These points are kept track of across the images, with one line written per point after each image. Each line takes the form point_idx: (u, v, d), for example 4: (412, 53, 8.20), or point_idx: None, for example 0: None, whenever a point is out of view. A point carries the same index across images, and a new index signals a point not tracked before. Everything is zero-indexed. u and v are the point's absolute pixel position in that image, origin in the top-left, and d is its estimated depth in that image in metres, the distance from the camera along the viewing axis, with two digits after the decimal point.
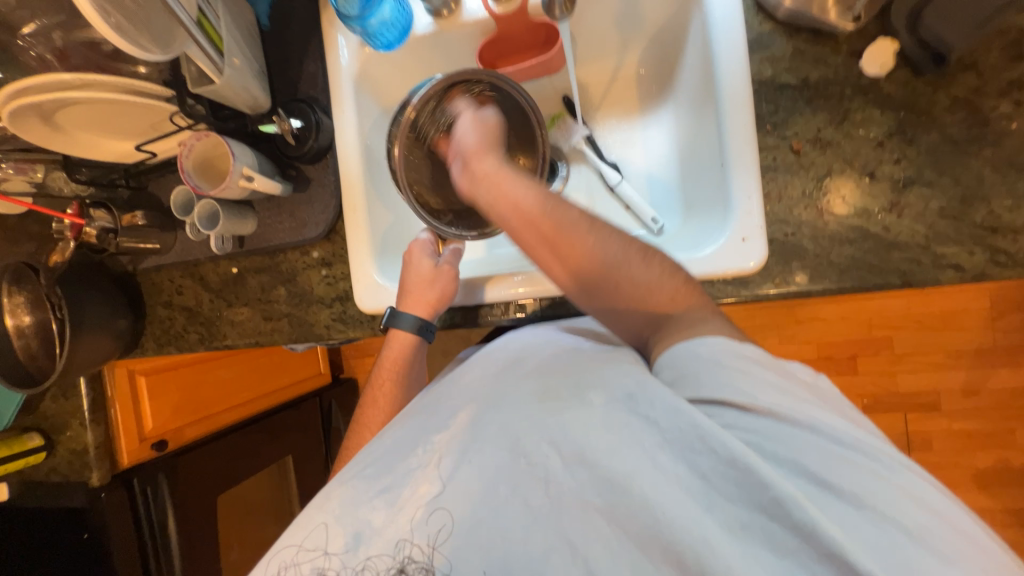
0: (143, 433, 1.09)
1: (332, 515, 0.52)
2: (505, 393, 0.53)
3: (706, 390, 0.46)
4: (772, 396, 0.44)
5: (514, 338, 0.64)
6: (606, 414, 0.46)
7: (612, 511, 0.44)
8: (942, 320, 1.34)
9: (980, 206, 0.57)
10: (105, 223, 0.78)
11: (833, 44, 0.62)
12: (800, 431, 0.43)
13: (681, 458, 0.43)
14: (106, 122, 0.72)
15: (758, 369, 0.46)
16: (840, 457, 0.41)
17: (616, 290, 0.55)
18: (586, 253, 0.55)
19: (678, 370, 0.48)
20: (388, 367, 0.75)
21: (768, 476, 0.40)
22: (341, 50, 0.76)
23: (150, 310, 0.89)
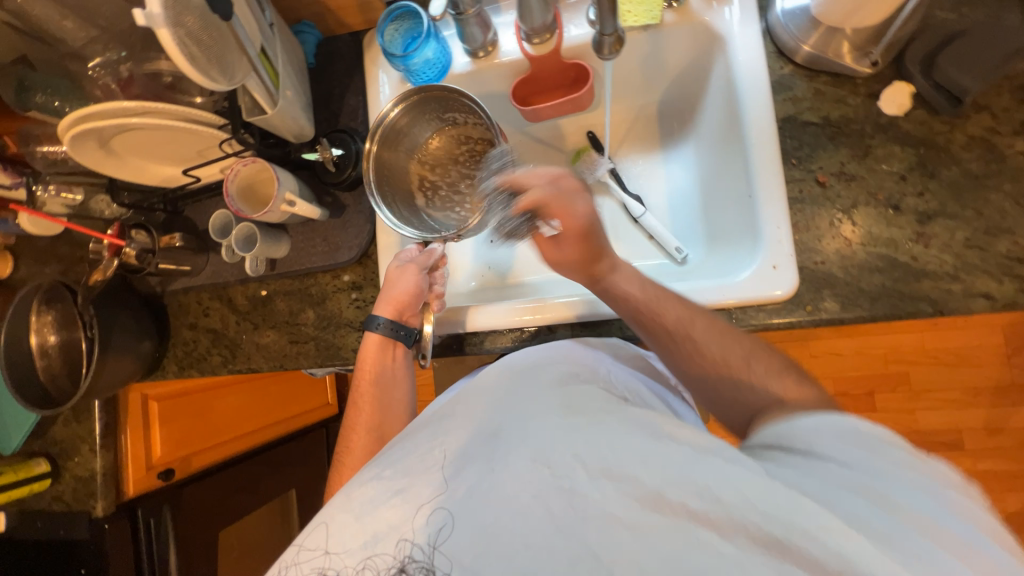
0: (150, 462, 1.04)
1: (348, 513, 0.51)
2: (527, 409, 0.53)
3: (790, 439, 0.45)
4: (849, 448, 0.41)
5: (533, 351, 0.63)
6: (632, 432, 0.46)
7: (636, 526, 0.41)
8: (959, 356, 1.34)
9: (1005, 238, 0.59)
10: (144, 244, 0.79)
11: (851, 86, 0.66)
12: (885, 488, 0.38)
13: (710, 476, 0.41)
14: (156, 148, 0.75)
15: (876, 445, 0.41)
16: (926, 520, 0.36)
17: (713, 377, 0.57)
18: (675, 335, 0.59)
19: (791, 432, 0.45)
20: (364, 369, 0.73)
21: (807, 502, 0.38)
22: (382, 87, 0.81)
23: (174, 332, 0.89)
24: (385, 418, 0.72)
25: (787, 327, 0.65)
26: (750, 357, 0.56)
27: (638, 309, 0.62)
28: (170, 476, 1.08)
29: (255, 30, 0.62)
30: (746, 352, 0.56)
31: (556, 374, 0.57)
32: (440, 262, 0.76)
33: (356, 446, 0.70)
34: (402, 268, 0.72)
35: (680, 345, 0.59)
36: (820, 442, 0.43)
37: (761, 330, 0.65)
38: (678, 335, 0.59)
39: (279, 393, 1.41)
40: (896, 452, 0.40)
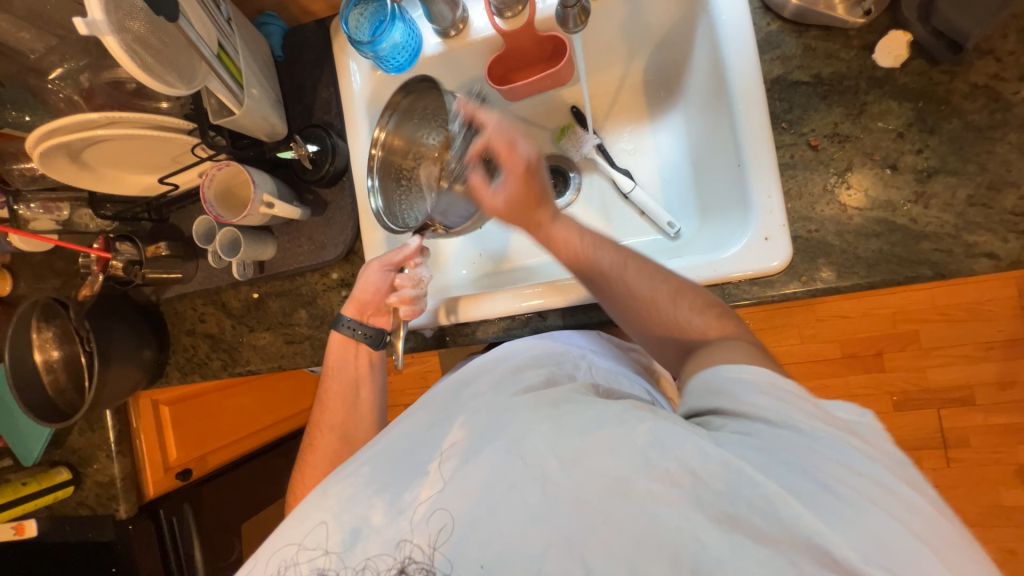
0: (167, 463, 1.08)
1: (327, 512, 0.51)
2: (500, 404, 0.54)
3: (732, 405, 0.45)
4: (788, 412, 0.43)
5: (505, 349, 0.67)
6: (596, 418, 0.47)
7: (606, 514, 0.42)
8: (968, 311, 1.31)
9: (1010, 192, 0.56)
10: (131, 255, 0.80)
11: (844, 39, 0.62)
12: (811, 443, 0.41)
13: (673, 456, 0.42)
14: (131, 158, 0.74)
15: (794, 395, 0.44)
16: (846, 468, 0.39)
17: (643, 315, 0.59)
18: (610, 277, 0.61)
19: (713, 382, 0.47)
20: (331, 369, 0.75)
21: (755, 475, 0.39)
22: (353, 76, 0.78)
23: (174, 339, 0.90)
24: (350, 416, 0.75)
25: (783, 300, 0.63)
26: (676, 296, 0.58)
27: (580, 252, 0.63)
28: (187, 476, 1.12)
29: (209, 28, 0.59)
30: (672, 292, 0.58)
31: (529, 375, 0.58)
32: (411, 258, 0.71)
33: (321, 443, 0.73)
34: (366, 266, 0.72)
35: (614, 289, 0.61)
36: (758, 406, 0.44)
37: (755, 304, 0.64)
38: (613, 278, 0.61)
39: (287, 389, 1.43)
40: (826, 418, 0.42)
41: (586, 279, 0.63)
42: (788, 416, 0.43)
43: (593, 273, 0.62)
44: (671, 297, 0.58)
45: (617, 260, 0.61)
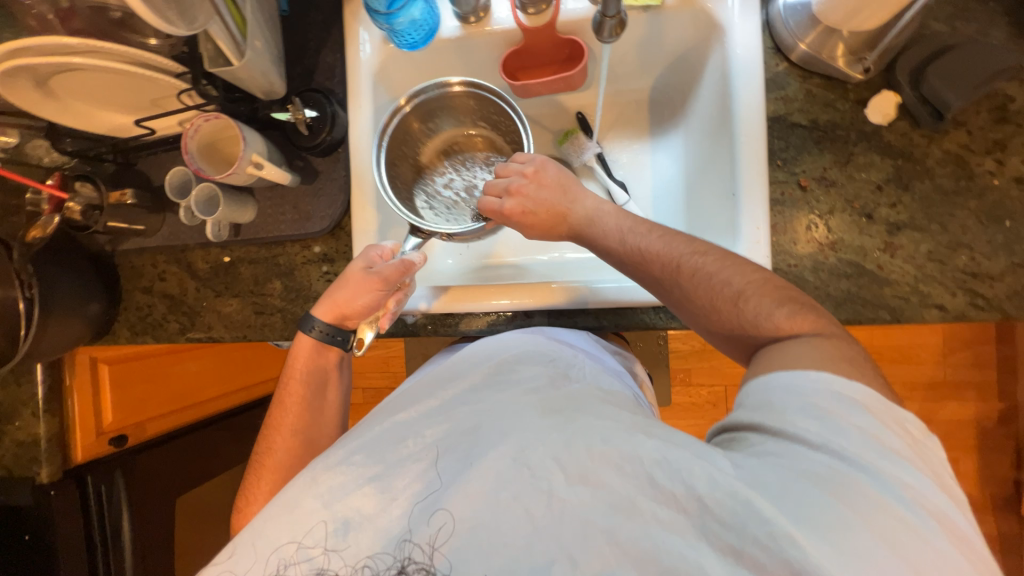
0: (101, 427, 1.00)
1: (315, 499, 0.51)
2: (506, 406, 0.54)
3: (768, 416, 0.46)
4: (832, 434, 0.43)
5: (501, 340, 0.66)
6: (607, 433, 0.48)
7: (613, 533, 0.43)
8: (901, 353, 1.43)
9: (963, 253, 0.62)
10: (92, 199, 0.73)
11: (841, 91, 0.66)
12: (847, 472, 0.41)
13: (678, 480, 0.43)
14: (104, 94, 0.68)
15: (850, 408, 0.44)
16: (879, 503, 0.39)
17: (711, 308, 0.57)
18: (672, 269, 0.59)
19: (764, 396, 0.48)
20: (296, 373, 0.72)
21: (767, 509, 0.40)
22: (363, 45, 0.74)
23: (127, 295, 0.83)
24: (313, 419, 0.73)
25: None
26: (744, 293, 0.56)
27: (643, 250, 0.62)
28: (122, 442, 1.05)
29: None
30: (750, 283, 0.56)
31: (525, 374, 0.58)
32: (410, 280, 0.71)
33: (280, 448, 0.70)
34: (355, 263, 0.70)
35: (682, 284, 0.59)
36: (799, 422, 0.44)
37: None
38: (682, 271, 0.59)
39: (241, 359, 1.36)
40: (870, 439, 0.43)
41: (644, 279, 0.62)
42: (833, 439, 0.43)
43: (645, 277, 0.62)
44: (733, 299, 0.56)
45: (671, 263, 0.60)
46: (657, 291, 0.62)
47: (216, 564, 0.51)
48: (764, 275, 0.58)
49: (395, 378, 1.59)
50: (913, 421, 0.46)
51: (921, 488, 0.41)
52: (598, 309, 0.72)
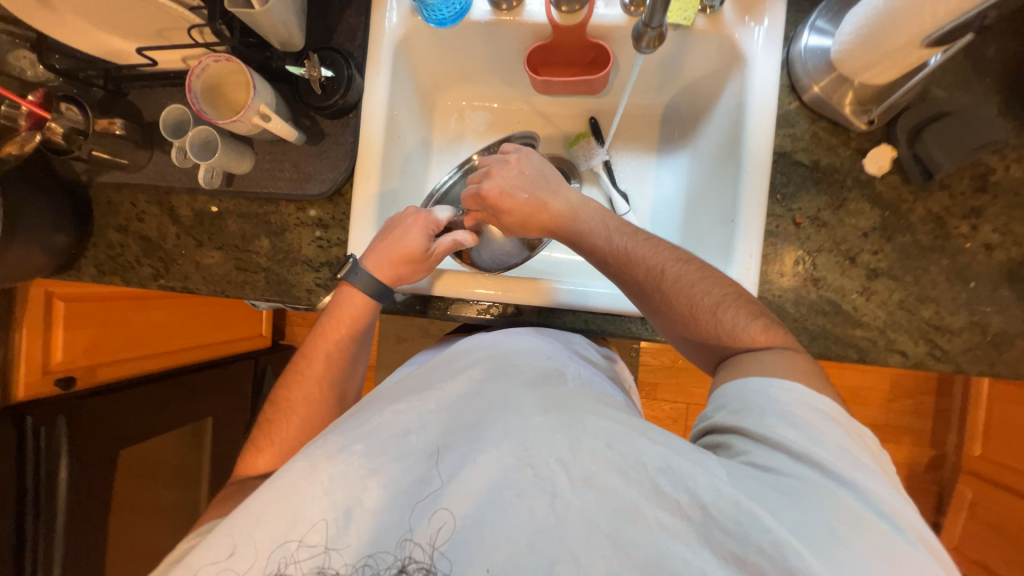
0: (47, 365, 0.97)
1: (314, 486, 0.50)
2: (509, 399, 0.55)
3: (754, 425, 0.49)
4: (811, 445, 0.46)
5: (500, 338, 0.67)
6: (608, 435, 0.49)
7: (615, 535, 0.44)
8: (851, 393, 1.52)
9: (930, 306, 0.66)
10: (76, 122, 0.68)
11: (844, 138, 0.69)
12: (826, 482, 0.44)
13: (682, 487, 0.44)
14: (105, 13, 0.64)
15: (823, 421, 0.48)
16: (859, 513, 0.42)
17: (684, 320, 0.61)
18: (654, 276, 0.61)
19: (741, 401, 0.52)
20: (331, 333, 0.70)
21: (768, 519, 0.42)
22: (389, 13, 0.73)
23: (98, 231, 0.78)
24: (344, 376, 0.71)
25: None
26: (720, 305, 0.59)
27: (626, 252, 0.63)
28: (70, 384, 1.01)
29: None
30: (727, 298, 0.60)
31: (525, 370, 0.60)
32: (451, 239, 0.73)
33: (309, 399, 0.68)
34: (411, 225, 0.69)
35: (658, 292, 0.61)
36: (779, 433, 0.48)
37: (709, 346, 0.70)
38: (664, 277, 0.61)
39: (208, 316, 1.31)
40: (845, 452, 0.46)
41: (624, 281, 0.64)
42: (811, 450, 0.46)
43: (629, 280, 0.63)
44: (711, 310, 0.59)
45: (655, 268, 0.61)
46: (634, 294, 0.63)
47: (214, 564, 0.49)
48: (741, 293, 0.61)
49: None
50: (868, 433, 0.50)
51: (891, 500, 0.44)
52: (587, 312, 0.73)
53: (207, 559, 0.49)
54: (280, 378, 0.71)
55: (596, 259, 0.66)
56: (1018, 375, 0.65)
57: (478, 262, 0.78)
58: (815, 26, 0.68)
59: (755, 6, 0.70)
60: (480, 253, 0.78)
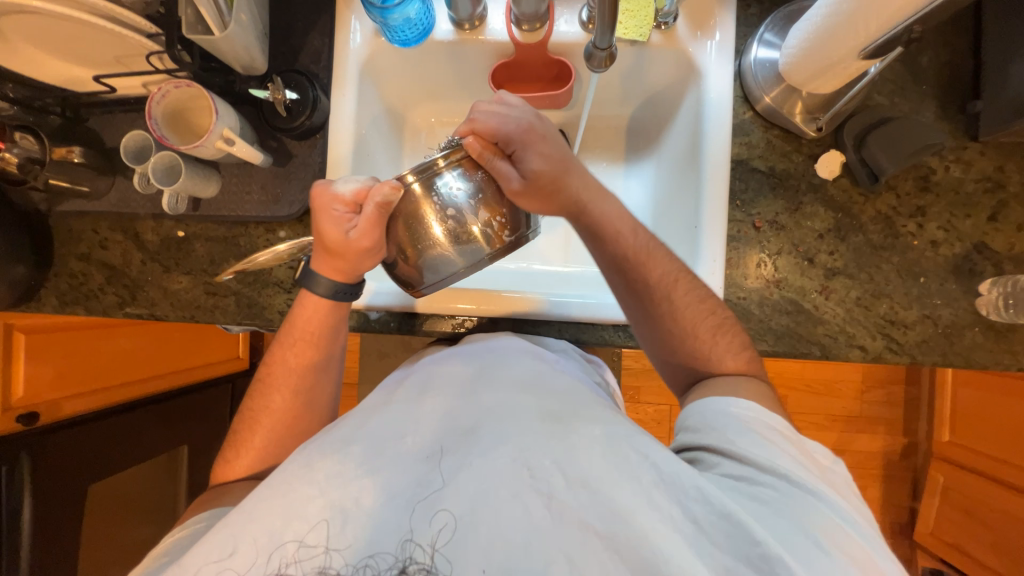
0: (6, 402, 0.91)
1: (311, 486, 0.49)
2: (507, 400, 0.55)
3: (721, 441, 0.51)
4: (779, 457, 0.49)
5: (497, 341, 0.67)
6: (605, 444, 0.50)
7: (610, 539, 0.44)
8: (826, 386, 1.56)
9: (885, 302, 0.70)
10: (32, 151, 0.67)
11: (796, 144, 0.73)
12: (797, 491, 0.46)
13: (675, 499, 0.46)
14: (61, 42, 0.63)
15: (777, 436, 0.51)
16: (833, 521, 0.45)
17: (678, 332, 0.61)
18: (660, 288, 0.61)
19: (702, 419, 0.55)
20: (296, 338, 0.67)
21: (758, 533, 0.43)
22: (353, 34, 0.74)
23: (59, 260, 0.76)
24: (317, 382, 0.68)
25: None
26: (719, 330, 0.61)
27: (639, 255, 0.61)
28: (33, 420, 0.96)
29: None
30: (717, 325, 0.61)
31: (521, 374, 0.59)
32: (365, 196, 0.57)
33: (279, 408, 0.66)
34: (320, 211, 0.58)
35: (663, 300, 0.61)
36: (745, 446, 0.50)
37: None
38: (671, 288, 0.61)
39: (182, 341, 1.27)
40: (806, 462, 0.49)
41: (632, 279, 0.62)
42: (777, 461, 0.49)
43: (638, 280, 0.61)
44: (713, 331, 0.61)
45: (669, 275, 0.61)
46: (634, 298, 0.62)
47: (214, 564, 0.48)
48: (725, 318, 0.63)
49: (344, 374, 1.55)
50: (823, 448, 0.53)
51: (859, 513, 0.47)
52: (561, 322, 0.74)
53: (207, 559, 0.48)
54: (250, 391, 0.69)
55: (603, 258, 0.63)
56: (969, 364, 0.69)
57: (428, 265, 0.58)
58: (763, 39, 0.71)
59: (705, 23, 0.73)
60: (433, 254, 0.57)
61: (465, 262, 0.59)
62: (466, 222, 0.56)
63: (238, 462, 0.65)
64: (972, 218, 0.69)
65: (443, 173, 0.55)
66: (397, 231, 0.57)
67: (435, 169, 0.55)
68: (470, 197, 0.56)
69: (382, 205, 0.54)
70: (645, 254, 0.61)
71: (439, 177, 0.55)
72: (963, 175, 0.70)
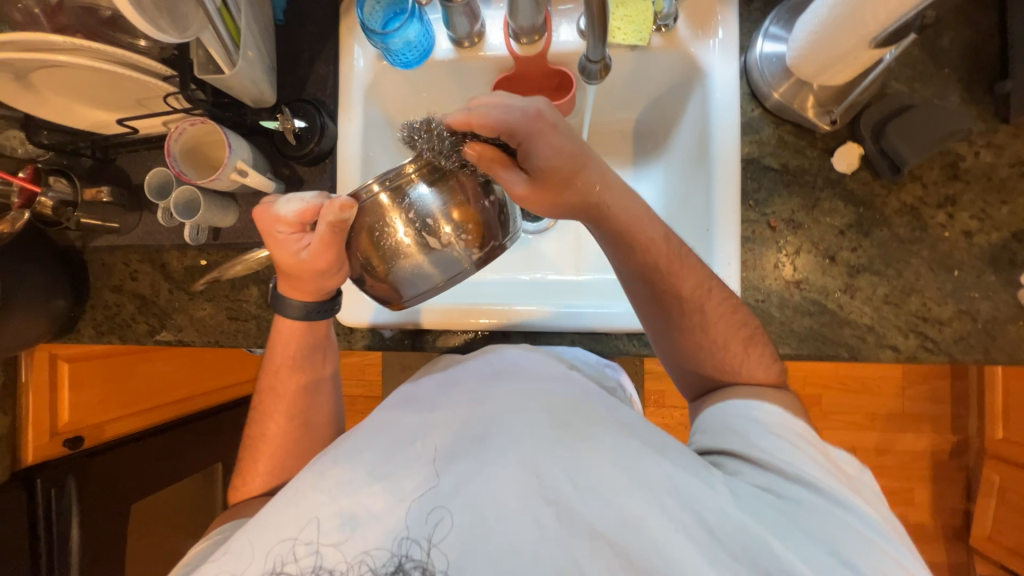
0: (54, 428, 0.96)
1: (323, 493, 0.51)
2: (513, 407, 0.54)
3: (743, 446, 0.52)
4: (800, 464, 0.49)
5: (499, 348, 0.65)
6: (615, 455, 0.49)
7: (621, 546, 0.45)
8: (862, 384, 1.48)
9: (916, 298, 0.66)
10: (65, 195, 0.71)
11: (810, 139, 0.70)
12: (825, 501, 0.47)
13: (689, 509, 0.46)
14: (87, 91, 0.67)
15: (799, 440, 0.52)
16: (855, 531, 0.45)
17: (705, 345, 0.61)
18: (692, 300, 0.60)
19: (725, 424, 0.55)
20: (283, 363, 0.69)
21: (778, 546, 0.44)
22: (356, 60, 0.75)
23: (94, 293, 0.81)
24: (311, 404, 0.70)
25: None
26: (750, 342, 0.60)
27: (672, 262, 0.59)
28: (76, 444, 1.01)
29: None
30: (747, 339, 0.60)
31: (533, 381, 0.58)
32: (311, 211, 0.57)
33: (273, 435, 0.68)
34: (267, 231, 0.59)
35: (695, 309, 0.60)
36: (768, 451, 0.51)
37: None
38: (703, 300, 0.59)
39: (211, 362, 1.30)
40: (828, 467, 0.50)
41: (664, 290, 0.60)
42: (804, 469, 0.49)
43: (669, 291, 0.60)
44: (746, 342, 0.60)
45: (703, 285, 0.60)
46: (661, 310, 0.61)
47: (211, 563, 0.50)
48: (757, 332, 0.61)
49: (368, 388, 1.57)
50: (852, 458, 0.53)
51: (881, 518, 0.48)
52: (574, 333, 0.73)
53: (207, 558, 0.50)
54: (248, 421, 0.71)
55: (631, 267, 0.61)
56: (1015, 360, 0.64)
57: (398, 277, 0.57)
58: (769, 33, 0.69)
59: (707, 21, 0.71)
60: (403, 264, 0.56)
61: (436, 272, 0.57)
62: (435, 229, 0.54)
63: (247, 487, 0.66)
64: (1008, 205, 0.65)
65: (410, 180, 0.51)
66: (363, 245, 0.55)
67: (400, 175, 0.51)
68: (439, 200, 0.53)
69: (339, 223, 0.53)
70: (678, 262, 0.60)
71: (409, 185, 0.51)
72: (996, 160, 0.66)
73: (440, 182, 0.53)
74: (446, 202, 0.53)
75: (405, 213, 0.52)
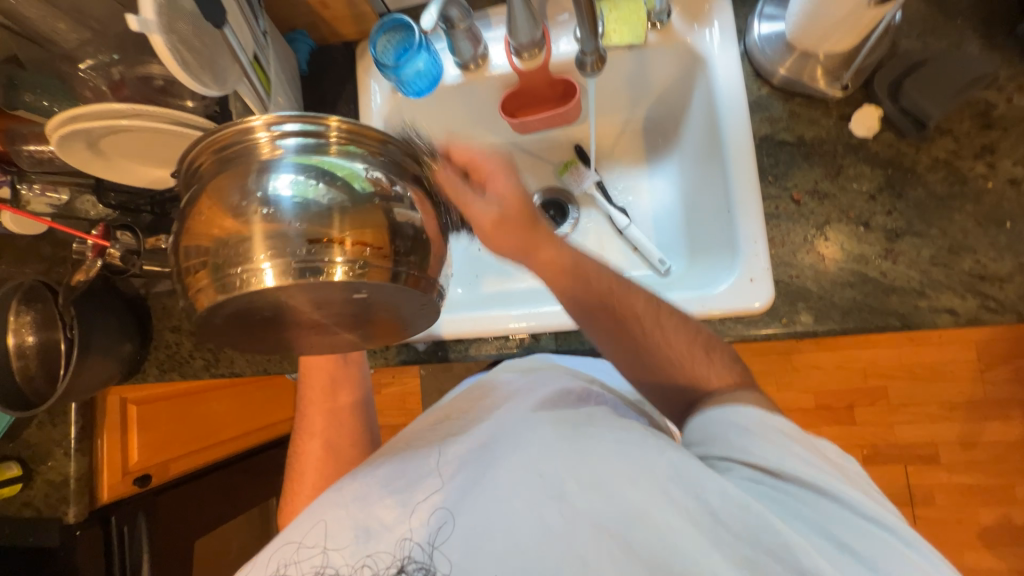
0: (127, 467, 1.01)
1: (340, 507, 0.54)
2: (520, 418, 0.55)
3: (728, 449, 0.48)
4: (785, 459, 0.46)
5: (504, 374, 0.66)
6: (616, 448, 0.48)
7: (626, 538, 0.44)
8: (933, 370, 1.35)
9: (967, 257, 0.62)
10: (131, 245, 0.80)
11: (824, 109, 0.69)
12: (817, 494, 0.45)
13: (693, 493, 0.44)
14: (146, 150, 0.76)
15: (782, 438, 0.47)
16: (856, 520, 0.43)
17: (665, 364, 0.57)
18: (641, 319, 0.57)
19: (707, 430, 0.51)
20: (314, 385, 0.74)
21: (779, 524, 0.42)
22: (374, 96, 0.82)
23: (157, 335, 0.88)
24: (344, 424, 0.73)
25: (762, 339, 0.67)
26: (707, 352, 0.57)
27: (610, 286, 0.58)
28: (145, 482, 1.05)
29: (249, 40, 0.64)
30: (703, 347, 0.57)
31: (544, 395, 0.58)
32: None
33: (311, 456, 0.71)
34: None
35: (646, 329, 0.57)
36: (754, 449, 0.47)
37: (738, 340, 0.67)
38: (647, 324, 0.57)
39: (261, 399, 1.37)
40: (814, 459, 0.47)
41: (614, 310, 0.58)
42: (790, 464, 0.46)
43: (621, 315, 0.58)
44: (704, 353, 0.56)
45: (651, 300, 0.58)
46: (611, 337, 0.59)
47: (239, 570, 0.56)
48: (710, 335, 0.59)
49: (410, 417, 1.59)
50: (832, 444, 0.50)
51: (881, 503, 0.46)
52: None
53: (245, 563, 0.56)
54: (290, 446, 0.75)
55: (582, 299, 0.58)
56: None
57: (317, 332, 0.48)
58: (764, 14, 0.71)
59: (701, 12, 0.73)
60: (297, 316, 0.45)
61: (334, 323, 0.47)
62: (300, 245, 0.41)
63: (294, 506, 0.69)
64: None
65: (282, 147, 0.42)
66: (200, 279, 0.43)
67: (276, 141, 0.43)
68: (305, 204, 0.41)
69: None
70: (622, 283, 0.59)
71: (275, 156, 0.42)
72: None
73: (322, 175, 0.42)
74: (319, 208, 0.41)
75: (259, 206, 0.41)
